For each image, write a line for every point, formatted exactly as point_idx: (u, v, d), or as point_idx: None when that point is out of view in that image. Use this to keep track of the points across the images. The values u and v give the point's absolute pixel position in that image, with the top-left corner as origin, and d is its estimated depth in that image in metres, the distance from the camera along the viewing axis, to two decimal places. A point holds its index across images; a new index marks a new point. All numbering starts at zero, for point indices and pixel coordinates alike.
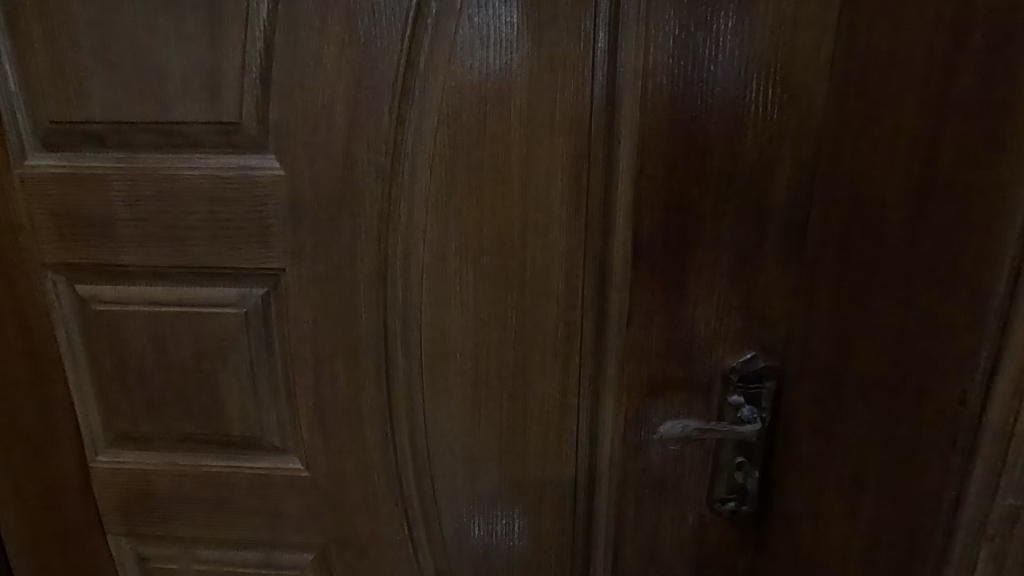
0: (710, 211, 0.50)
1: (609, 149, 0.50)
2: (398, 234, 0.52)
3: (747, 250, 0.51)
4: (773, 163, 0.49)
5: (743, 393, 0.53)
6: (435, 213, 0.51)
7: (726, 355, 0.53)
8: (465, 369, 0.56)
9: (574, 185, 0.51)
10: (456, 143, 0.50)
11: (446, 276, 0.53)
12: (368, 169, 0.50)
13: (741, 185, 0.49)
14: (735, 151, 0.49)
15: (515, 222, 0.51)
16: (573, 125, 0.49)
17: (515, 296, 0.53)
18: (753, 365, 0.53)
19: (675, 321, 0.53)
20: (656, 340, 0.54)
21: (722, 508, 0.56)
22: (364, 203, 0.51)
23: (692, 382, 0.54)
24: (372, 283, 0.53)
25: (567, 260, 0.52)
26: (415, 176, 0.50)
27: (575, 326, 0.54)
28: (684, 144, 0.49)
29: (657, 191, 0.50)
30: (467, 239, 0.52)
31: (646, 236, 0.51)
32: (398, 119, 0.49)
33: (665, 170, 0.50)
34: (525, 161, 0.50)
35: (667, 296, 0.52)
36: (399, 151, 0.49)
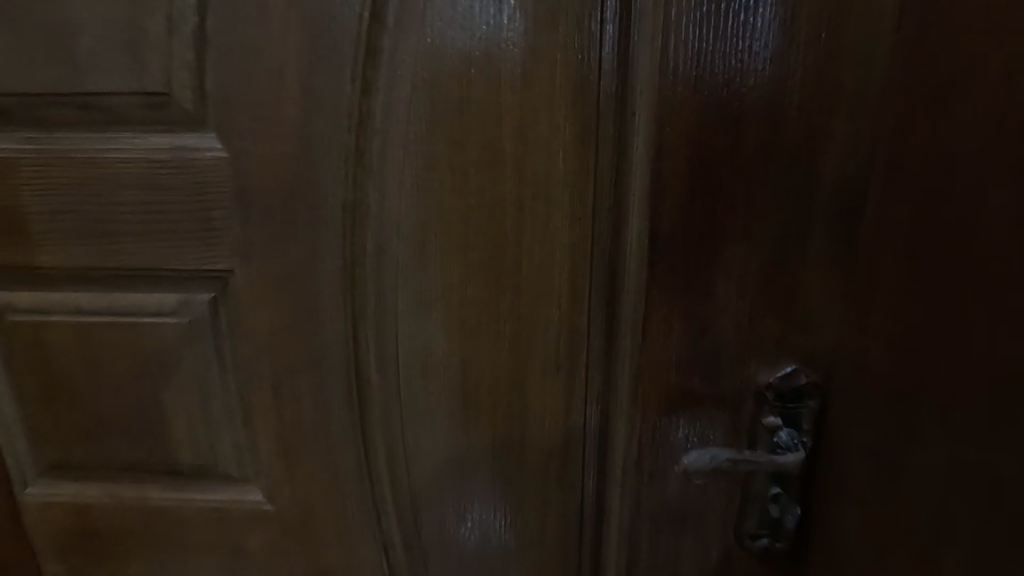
0: (743, 198, 0.41)
1: (621, 122, 0.41)
2: (366, 228, 0.43)
3: (786, 244, 0.42)
4: (821, 138, 0.40)
5: (781, 415, 0.45)
6: (409, 201, 0.42)
7: (759, 369, 0.45)
8: (450, 386, 0.47)
9: (579, 167, 0.42)
10: (434, 116, 0.41)
11: (425, 277, 0.44)
12: (328, 149, 0.41)
13: (781, 165, 0.41)
14: (775, 125, 0.40)
15: (508, 213, 0.43)
16: (576, 93, 0.41)
17: (509, 300, 0.45)
18: (793, 382, 0.44)
19: (699, 329, 0.44)
20: (676, 352, 0.45)
21: (753, 545, 0.48)
22: (325, 190, 0.42)
23: (719, 401, 0.46)
24: (337, 287, 0.44)
25: (570, 257, 0.44)
26: (384, 157, 0.41)
27: (579, 335, 0.46)
28: (713, 113, 0.40)
29: (679, 174, 0.41)
30: (450, 233, 0.43)
31: (665, 227, 0.42)
32: (363, 87, 0.40)
33: (689, 148, 0.41)
34: (518, 138, 0.41)
35: (690, 300, 0.44)
36: (366, 127, 0.41)
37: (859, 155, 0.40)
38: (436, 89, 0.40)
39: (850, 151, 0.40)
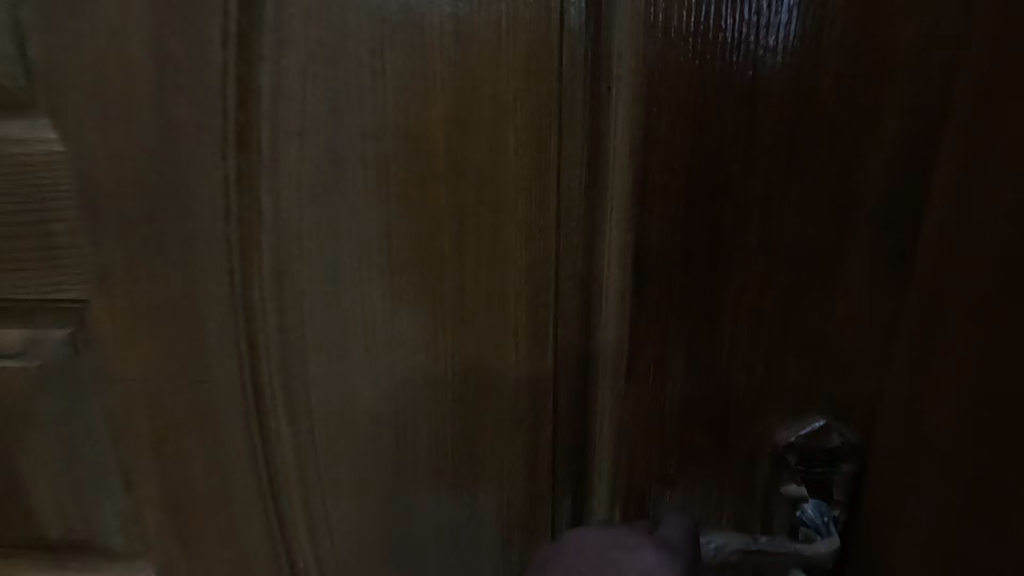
0: (760, 200, 0.31)
1: (594, 99, 0.30)
2: (257, 243, 0.32)
3: (820, 261, 0.32)
4: (868, 118, 0.29)
5: (807, 483, 0.35)
6: (313, 208, 0.32)
7: (778, 422, 0.34)
8: (381, 444, 0.37)
9: (538, 160, 0.31)
10: (340, 92, 0.30)
11: (340, 308, 0.34)
12: (199, 138, 0.30)
13: (813, 157, 0.30)
14: (806, 100, 0.29)
15: (446, 222, 0.32)
16: (532, 59, 0.30)
17: (451, 336, 0.34)
18: (824, 440, 0.34)
19: (701, 372, 0.34)
20: (671, 400, 0.35)
21: None
22: (199, 195, 0.31)
23: (727, 463, 0.35)
24: (227, 320, 0.34)
25: (529, 280, 0.33)
26: (275, 149, 0.31)
27: (544, 379, 0.35)
28: (719, 85, 0.29)
29: (673, 168, 0.31)
30: (368, 250, 0.33)
31: (655, 241, 0.32)
32: (240, 53, 0.29)
33: (688, 134, 0.30)
34: (455, 122, 0.30)
35: (690, 336, 0.33)
36: (248, 108, 0.30)
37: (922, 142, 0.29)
38: (340, 55, 0.29)
39: (910, 136, 0.29)
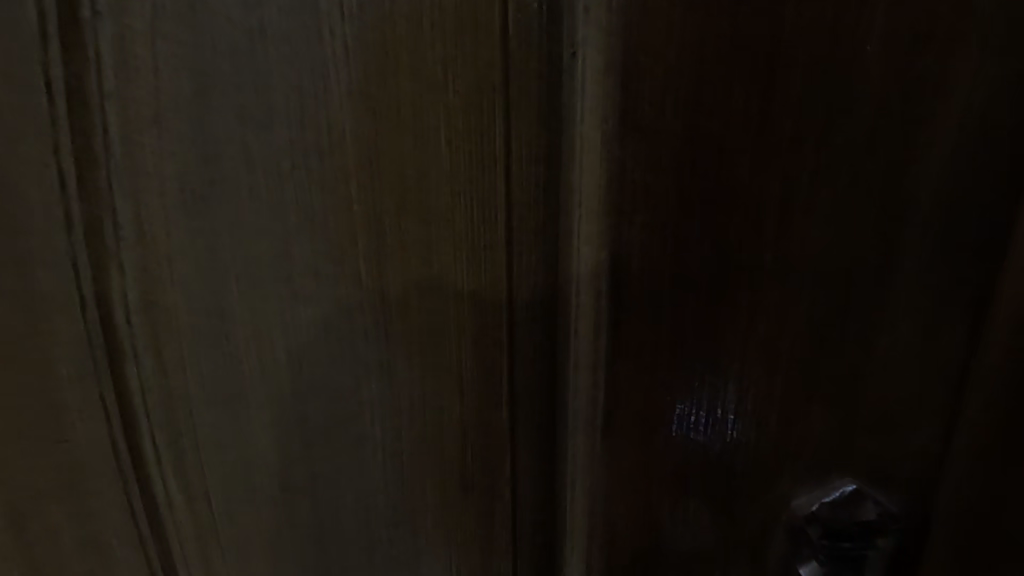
0: (774, 209, 0.24)
1: (555, 72, 0.22)
2: (113, 269, 0.24)
3: (850, 283, 0.25)
4: (913, 102, 0.23)
5: (832, 561, 0.28)
6: (185, 221, 0.24)
7: (794, 483, 0.27)
8: (296, 515, 0.29)
9: (483, 155, 0.23)
10: (209, 65, 0.22)
11: (234, 350, 0.26)
12: (14, 128, 0.22)
13: (842, 150, 0.23)
14: (837, 77, 0.22)
15: (363, 239, 0.24)
16: (470, 17, 0.22)
17: (377, 383, 0.27)
18: (854, 506, 0.27)
19: (697, 426, 0.27)
20: (662, 460, 0.27)
21: None
22: (26, 204, 0.23)
23: (730, 534, 0.28)
24: (85, 366, 0.26)
25: (477, 312, 0.26)
26: (126, 140, 0.23)
27: (498, 434, 0.28)
28: (724, 52, 0.22)
29: (660, 166, 0.23)
30: (264, 275, 0.25)
31: (639, 263, 0.24)
32: (63, 7, 0.21)
33: (682, 119, 0.23)
34: (367, 104, 0.22)
35: (684, 382, 0.26)
36: (83, 87, 0.22)
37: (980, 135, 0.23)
38: (202, 10, 0.21)
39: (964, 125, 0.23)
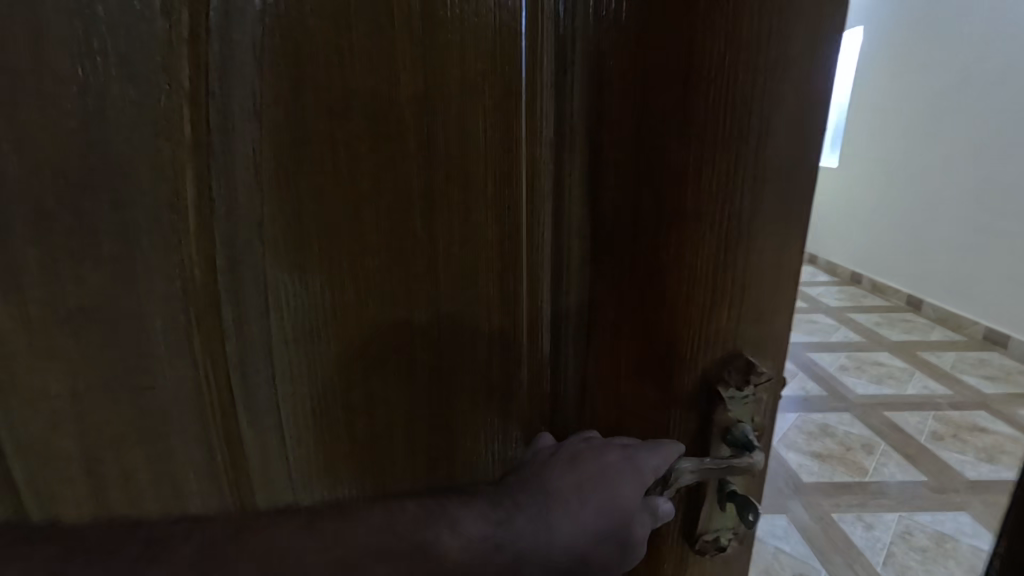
0: (694, 179, 0.33)
1: (556, 92, 0.33)
2: (213, 234, 0.30)
3: (736, 228, 0.35)
4: (779, 104, 0.33)
5: (735, 409, 0.37)
6: (278, 194, 0.30)
7: (710, 363, 0.37)
8: (357, 433, 0.36)
9: (509, 142, 0.33)
10: (303, 75, 0.29)
11: (312, 297, 0.33)
12: (142, 119, 0.27)
13: (731, 136, 0.33)
14: (729, 87, 0.32)
15: (418, 205, 0.32)
16: (501, 48, 0.31)
17: (422, 315, 0.34)
18: (749, 374, 0.37)
19: (647, 331, 0.37)
20: (627, 363, 0.38)
21: (708, 546, 0.40)
22: (145, 183, 0.28)
23: (673, 418, 0.38)
24: (175, 321, 0.31)
25: (503, 258, 0.35)
26: (232, 132, 0.29)
27: (515, 350, 0.37)
28: (658, 73, 0.32)
29: (628, 156, 0.34)
30: (339, 236, 0.32)
31: (611, 221, 0.35)
32: (192, 29, 0.27)
33: (634, 118, 0.33)
34: (425, 104, 0.30)
35: (637, 305, 0.36)
36: (202, 90, 0.28)
37: (818, 119, 0.34)
38: (294, 28, 0.28)
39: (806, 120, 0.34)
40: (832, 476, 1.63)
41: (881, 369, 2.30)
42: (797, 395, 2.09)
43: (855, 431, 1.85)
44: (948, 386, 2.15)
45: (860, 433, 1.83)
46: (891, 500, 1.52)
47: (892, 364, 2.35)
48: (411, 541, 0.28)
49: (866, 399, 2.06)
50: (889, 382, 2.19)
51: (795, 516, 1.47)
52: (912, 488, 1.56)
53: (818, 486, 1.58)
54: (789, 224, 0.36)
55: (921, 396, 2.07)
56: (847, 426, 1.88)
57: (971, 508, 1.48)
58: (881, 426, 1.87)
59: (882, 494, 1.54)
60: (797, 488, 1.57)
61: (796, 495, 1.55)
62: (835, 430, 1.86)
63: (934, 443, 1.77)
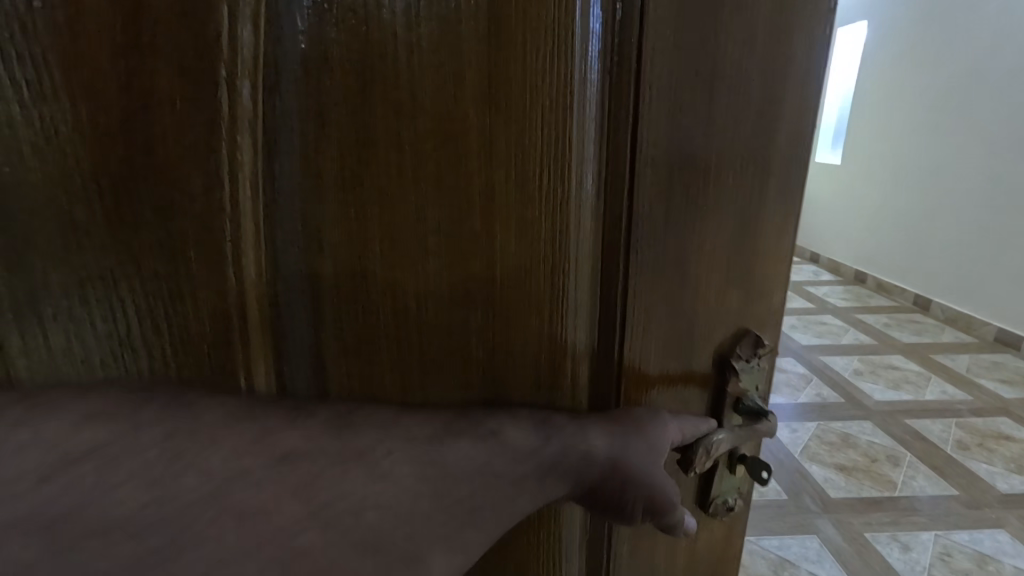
0: (724, 174, 0.34)
1: (607, 90, 0.31)
2: (265, 240, 0.28)
3: (754, 217, 0.36)
4: (785, 103, 0.35)
5: (745, 379, 0.39)
6: (339, 196, 0.28)
7: (726, 342, 0.38)
8: None
9: (564, 140, 0.31)
10: (362, 80, 0.27)
11: (368, 304, 0.31)
12: (186, 121, 0.25)
13: (752, 133, 0.34)
14: (754, 88, 0.33)
15: (478, 203, 0.31)
16: (559, 48, 0.30)
17: (478, 321, 0.33)
18: (756, 346, 0.39)
19: (682, 322, 0.36)
20: (658, 362, 0.36)
21: (719, 509, 0.40)
22: (185, 190, 0.26)
23: (695, 404, 0.38)
24: (217, 340, 0.28)
25: (555, 256, 0.33)
26: (286, 140, 0.27)
27: (563, 350, 0.34)
28: (700, 73, 0.31)
29: (678, 144, 0.32)
30: (399, 238, 0.30)
31: (656, 212, 0.33)
32: (245, 27, 0.25)
33: (678, 118, 0.32)
34: (485, 104, 0.29)
35: (677, 302, 0.35)
36: (245, 93, 0.25)
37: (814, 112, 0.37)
38: (366, 24, 0.27)
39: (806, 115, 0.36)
40: (859, 491, 1.57)
41: (897, 373, 2.26)
42: (813, 403, 2.04)
43: (877, 439, 1.80)
44: (968, 391, 2.11)
45: (880, 442, 1.78)
46: (925, 517, 1.47)
47: (908, 368, 2.30)
48: (465, 517, 0.28)
49: (883, 405, 2.01)
50: (903, 386, 2.15)
51: (826, 536, 1.41)
52: (945, 502, 1.52)
53: (847, 501, 1.53)
54: (794, 206, 0.38)
55: (940, 401, 2.03)
56: (867, 434, 1.83)
57: (1006, 523, 1.44)
58: (903, 435, 1.82)
59: (915, 510, 1.49)
60: (825, 505, 1.52)
61: (824, 513, 1.50)
62: (857, 440, 1.80)
63: (959, 452, 1.73)
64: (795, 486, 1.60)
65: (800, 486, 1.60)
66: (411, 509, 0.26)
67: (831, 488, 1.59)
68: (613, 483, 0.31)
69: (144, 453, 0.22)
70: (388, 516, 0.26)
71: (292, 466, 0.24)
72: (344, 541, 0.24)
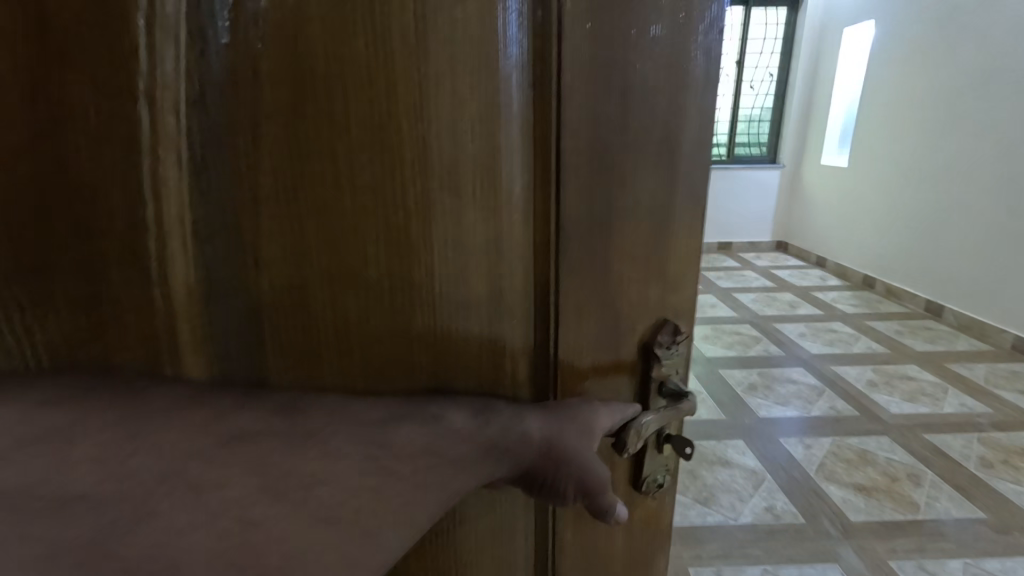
0: (646, 173, 0.35)
1: (526, 100, 0.33)
2: (195, 255, 0.29)
3: (676, 214, 0.37)
4: (702, 103, 0.36)
5: (668, 364, 0.39)
6: (275, 208, 0.30)
7: (646, 331, 0.39)
8: None
9: (492, 148, 0.33)
10: (293, 100, 0.29)
11: (310, 308, 0.32)
12: (104, 135, 0.26)
13: (672, 134, 0.35)
14: (669, 92, 0.34)
15: (415, 210, 0.33)
16: (482, 62, 0.32)
17: (423, 322, 0.34)
18: (676, 334, 0.39)
19: (610, 317, 0.37)
20: (584, 357, 0.37)
21: (652, 487, 0.41)
22: (108, 200, 0.26)
23: (621, 393, 0.39)
24: (147, 341, 0.28)
25: (491, 257, 0.35)
26: (214, 154, 0.28)
27: (500, 346, 0.36)
28: (615, 81, 0.33)
29: (600, 148, 0.34)
30: (340, 246, 0.32)
31: (584, 214, 0.34)
32: (159, 45, 0.26)
33: (600, 126, 0.33)
34: (417, 116, 0.31)
35: (606, 299, 0.37)
36: (159, 107, 0.26)
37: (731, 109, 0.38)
38: (292, 39, 0.28)
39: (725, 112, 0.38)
40: (881, 515, 1.50)
41: (916, 384, 2.17)
42: (827, 415, 1.97)
43: (896, 456, 1.72)
44: (995, 403, 2.02)
45: (899, 459, 1.71)
46: (953, 544, 1.39)
47: (925, 377, 2.22)
48: (383, 509, 0.28)
49: (901, 418, 1.93)
50: (923, 397, 2.07)
51: (849, 564, 1.34)
52: (973, 525, 1.44)
53: (868, 525, 1.46)
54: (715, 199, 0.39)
55: (964, 414, 1.94)
56: (886, 451, 1.75)
57: None
58: (922, 451, 1.74)
59: (942, 536, 1.41)
60: (846, 530, 1.44)
61: (846, 538, 1.42)
62: (874, 457, 1.72)
63: (983, 468, 1.66)
64: (812, 509, 1.52)
65: (816, 508, 1.52)
66: (325, 504, 0.27)
67: (850, 511, 1.51)
68: (547, 471, 0.33)
69: (45, 462, 0.22)
70: (301, 511, 0.26)
71: (198, 466, 0.25)
72: (252, 537, 0.25)
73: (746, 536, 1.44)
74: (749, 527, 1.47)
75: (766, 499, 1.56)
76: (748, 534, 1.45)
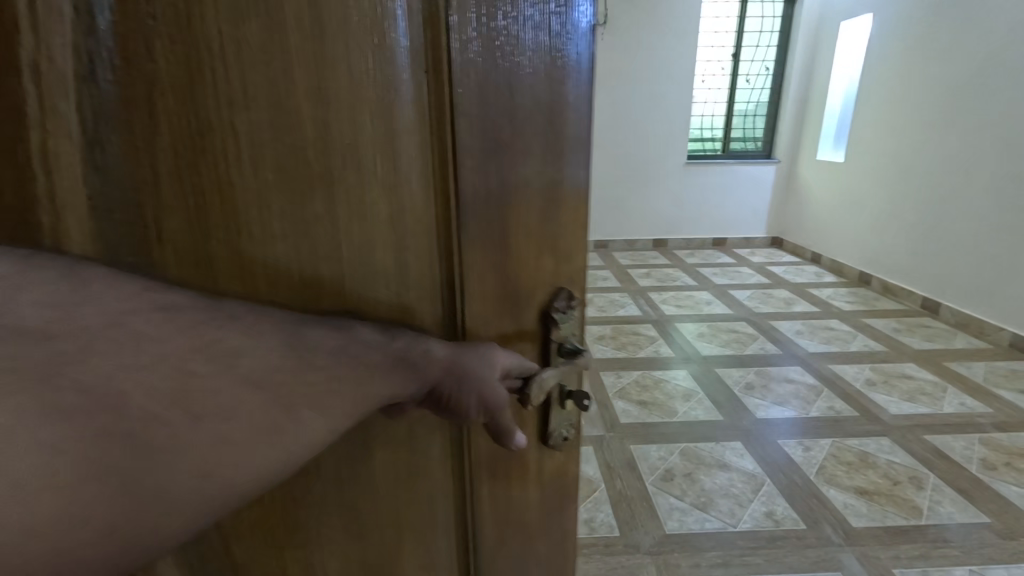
0: (539, 146, 0.36)
1: (416, 76, 0.34)
2: (93, 225, 0.31)
3: (573, 186, 0.38)
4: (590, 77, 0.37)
5: (565, 327, 0.40)
6: (177, 182, 0.32)
7: (544, 298, 0.40)
8: None
9: (389, 123, 0.34)
10: (188, 78, 0.30)
11: (216, 279, 0.33)
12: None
13: (565, 109, 0.36)
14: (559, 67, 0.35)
15: (319, 186, 0.34)
16: (375, 41, 0.32)
17: (332, 294, 0.35)
18: (572, 298, 0.40)
19: (507, 284, 0.38)
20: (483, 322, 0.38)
21: (558, 440, 0.42)
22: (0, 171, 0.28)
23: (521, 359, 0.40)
24: None
25: (395, 230, 0.36)
26: (103, 129, 0.30)
27: (405, 316, 0.37)
28: (502, 55, 0.34)
29: (490, 121, 0.35)
30: (245, 218, 0.33)
31: (479, 186, 0.36)
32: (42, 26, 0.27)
33: (491, 101, 0.34)
34: (316, 95, 0.32)
35: (503, 266, 0.38)
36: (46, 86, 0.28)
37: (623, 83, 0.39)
38: (188, 20, 0.29)
39: None
40: (884, 519, 1.44)
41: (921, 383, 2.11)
42: (828, 416, 1.91)
43: (898, 458, 1.67)
44: (1006, 403, 1.95)
45: (901, 460, 1.66)
46: (958, 550, 1.33)
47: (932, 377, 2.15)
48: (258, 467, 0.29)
49: (907, 419, 1.87)
50: (930, 397, 2.00)
51: None
52: (981, 530, 1.38)
53: (872, 532, 1.41)
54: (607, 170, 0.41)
55: (974, 415, 1.88)
56: (890, 454, 1.69)
57: None
58: (926, 453, 1.69)
59: (947, 542, 1.36)
60: (847, 537, 1.40)
61: (847, 546, 1.37)
62: (876, 459, 1.67)
63: (991, 470, 1.60)
64: (813, 516, 1.47)
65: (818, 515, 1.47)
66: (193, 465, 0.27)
67: (852, 516, 1.46)
68: (443, 392, 0.34)
69: None
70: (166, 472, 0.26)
71: None
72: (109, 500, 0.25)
73: (744, 544, 1.39)
74: (748, 535, 1.42)
75: (766, 505, 1.52)
76: (746, 542, 1.40)
